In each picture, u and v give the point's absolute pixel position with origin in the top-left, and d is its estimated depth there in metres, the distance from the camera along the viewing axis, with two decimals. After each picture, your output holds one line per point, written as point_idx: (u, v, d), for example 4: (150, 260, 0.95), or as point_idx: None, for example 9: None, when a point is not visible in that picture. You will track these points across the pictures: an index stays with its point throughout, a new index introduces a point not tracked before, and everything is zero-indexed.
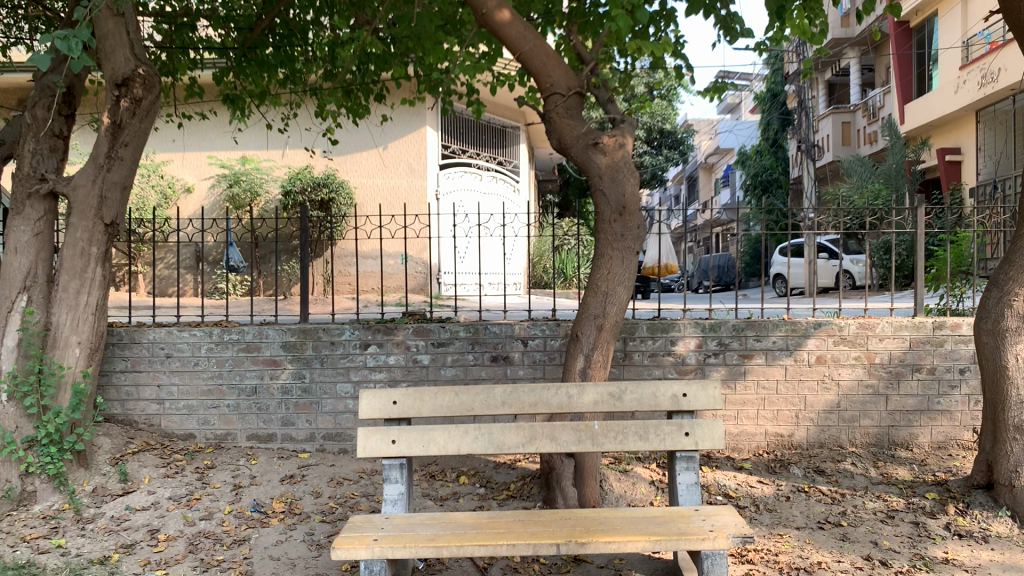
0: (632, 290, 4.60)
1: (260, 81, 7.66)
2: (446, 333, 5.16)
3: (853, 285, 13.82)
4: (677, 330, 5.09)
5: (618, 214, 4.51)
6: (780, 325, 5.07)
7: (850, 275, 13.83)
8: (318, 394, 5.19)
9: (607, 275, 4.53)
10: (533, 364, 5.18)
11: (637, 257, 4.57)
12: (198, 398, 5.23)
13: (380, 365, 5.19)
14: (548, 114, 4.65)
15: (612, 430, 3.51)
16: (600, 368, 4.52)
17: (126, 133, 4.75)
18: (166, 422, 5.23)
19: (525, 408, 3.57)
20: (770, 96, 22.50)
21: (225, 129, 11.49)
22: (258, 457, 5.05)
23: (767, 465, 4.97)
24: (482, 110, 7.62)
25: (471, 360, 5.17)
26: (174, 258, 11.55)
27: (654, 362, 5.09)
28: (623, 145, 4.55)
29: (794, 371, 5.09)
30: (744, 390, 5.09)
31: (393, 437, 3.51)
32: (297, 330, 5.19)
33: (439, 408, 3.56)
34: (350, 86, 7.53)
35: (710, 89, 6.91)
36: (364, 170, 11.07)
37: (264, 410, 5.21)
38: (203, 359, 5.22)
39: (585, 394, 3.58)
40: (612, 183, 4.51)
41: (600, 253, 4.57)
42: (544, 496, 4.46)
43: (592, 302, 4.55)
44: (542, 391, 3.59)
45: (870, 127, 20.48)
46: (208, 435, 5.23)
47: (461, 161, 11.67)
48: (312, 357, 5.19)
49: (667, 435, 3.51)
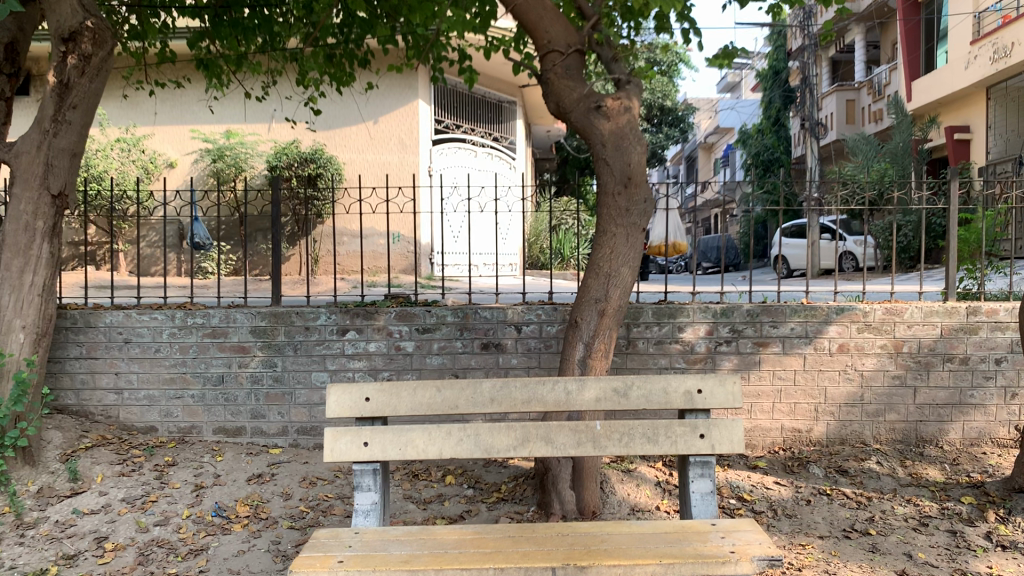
0: (638, 271, 4.12)
1: (237, 44, 7.18)
2: (432, 318, 4.70)
3: (857, 267, 13.36)
4: (685, 316, 4.63)
5: (622, 187, 4.04)
6: (798, 311, 4.61)
7: (853, 257, 13.36)
8: (290, 384, 4.73)
9: (609, 254, 4.06)
10: (527, 352, 4.72)
11: (644, 235, 4.09)
12: (159, 388, 4.77)
13: (359, 352, 4.72)
14: (545, 74, 4.19)
15: (617, 431, 3.06)
16: (601, 358, 4.06)
17: (74, 94, 4.25)
18: (125, 414, 4.77)
19: (518, 406, 3.11)
20: (773, 73, 21.97)
21: (198, 98, 10.99)
22: (224, 454, 4.59)
23: (784, 464, 4.54)
24: (475, 77, 7.15)
25: (459, 347, 4.71)
26: (157, 237, 11.05)
27: (660, 351, 4.63)
28: (628, 110, 4.08)
29: (814, 361, 4.64)
30: (759, 381, 4.64)
31: (364, 439, 3.06)
32: (267, 314, 4.72)
33: (418, 406, 3.10)
34: (332, 52, 7.08)
35: (719, 55, 6.42)
36: (353, 145, 10.56)
37: (232, 402, 4.75)
38: (165, 345, 4.76)
39: (586, 390, 3.12)
40: (616, 151, 4.03)
41: (602, 229, 4.10)
42: (538, 499, 4.01)
43: (593, 284, 4.08)
44: (537, 386, 3.13)
45: (875, 105, 19.94)
46: (171, 428, 4.77)
47: (455, 136, 11.16)
48: (284, 344, 4.73)
49: (679, 437, 3.06)
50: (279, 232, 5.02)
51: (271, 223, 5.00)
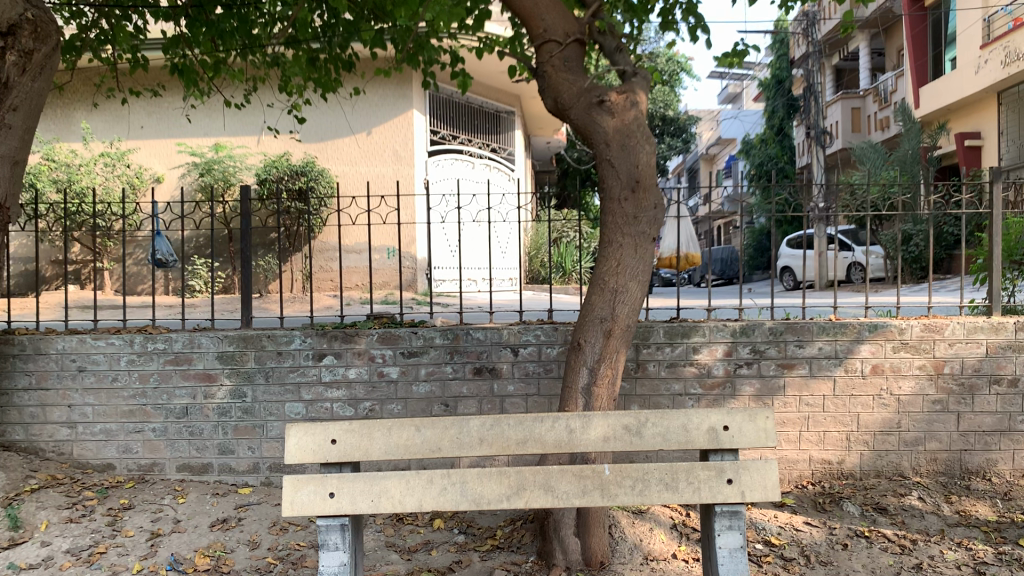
0: (647, 286, 3.63)
1: (214, 48, 6.73)
2: (419, 341, 4.23)
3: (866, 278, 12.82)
4: (700, 335, 4.16)
5: (630, 191, 3.56)
6: (826, 329, 4.14)
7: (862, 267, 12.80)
8: (262, 415, 4.26)
9: (615, 267, 3.57)
10: (525, 378, 4.24)
11: (654, 246, 3.61)
12: (117, 421, 4.29)
13: (337, 379, 4.24)
14: (541, 67, 3.75)
15: (629, 477, 2.59)
16: (608, 387, 3.56)
17: (14, 95, 3.78)
18: (79, 451, 4.29)
19: (511, 448, 2.63)
20: (776, 82, 21.58)
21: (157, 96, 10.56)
22: (188, 495, 4.11)
23: (814, 500, 4.05)
24: (468, 81, 6.70)
25: (449, 373, 4.24)
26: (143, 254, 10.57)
27: (673, 375, 4.16)
28: (635, 105, 3.62)
29: (844, 385, 4.16)
30: (784, 408, 4.17)
31: (330, 488, 2.59)
32: (236, 338, 4.25)
33: (393, 448, 2.62)
34: (315, 55, 6.64)
35: (728, 53, 5.99)
36: (345, 156, 10.09)
37: (197, 436, 4.27)
38: (123, 373, 4.28)
39: (592, 427, 2.64)
40: (622, 151, 3.56)
41: (607, 240, 3.62)
42: (539, 548, 3.52)
43: (597, 301, 3.58)
44: (533, 424, 2.65)
45: (882, 113, 19.51)
46: (130, 466, 4.30)
47: (451, 147, 10.69)
48: (254, 371, 4.25)
49: (703, 483, 2.59)
50: (250, 247, 4.54)
51: (240, 237, 4.54)
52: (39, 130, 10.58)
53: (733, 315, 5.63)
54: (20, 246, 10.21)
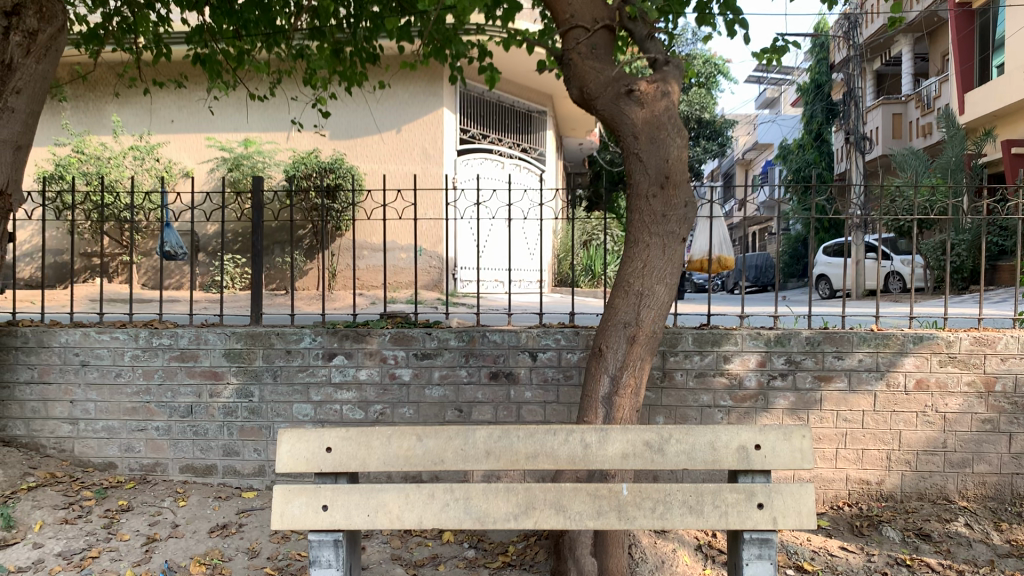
0: (676, 289, 3.38)
1: (238, 38, 6.57)
2: (433, 342, 4.04)
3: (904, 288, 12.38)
4: (731, 344, 3.91)
5: (658, 186, 3.32)
6: (867, 340, 3.87)
7: (900, 277, 12.36)
8: (268, 416, 4.07)
9: (642, 268, 3.33)
10: (543, 384, 4.02)
11: (683, 246, 3.36)
12: (120, 419, 4.13)
13: (348, 381, 4.05)
14: (567, 55, 3.53)
15: (649, 498, 2.37)
16: (631, 396, 3.31)
17: (17, 77, 3.65)
18: (80, 448, 4.15)
19: (519, 463, 2.42)
20: (816, 86, 21.14)
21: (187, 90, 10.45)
22: (189, 498, 3.95)
23: (851, 523, 3.78)
24: (497, 77, 6.47)
25: (463, 377, 4.03)
26: None
27: (702, 386, 3.92)
28: (666, 95, 3.38)
29: (886, 401, 3.88)
30: (820, 424, 3.90)
31: (324, 501, 2.40)
32: (243, 335, 4.07)
33: (393, 459, 2.42)
34: (340, 47, 6.46)
35: (767, 49, 5.73)
36: (373, 155, 9.87)
37: (202, 436, 4.10)
38: (127, 369, 4.12)
39: (609, 442, 2.42)
40: (651, 144, 3.33)
41: (633, 239, 3.38)
42: (553, 568, 3.29)
43: (621, 304, 3.34)
44: (545, 437, 2.43)
45: (924, 119, 18.98)
46: (132, 465, 4.14)
47: (481, 147, 10.48)
48: (261, 370, 4.08)
49: (731, 507, 2.36)
50: (262, 241, 4.37)
51: (252, 230, 4.37)
52: (69, 122, 10.51)
53: (768, 323, 5.36)
54: (48, 237, 10.14)
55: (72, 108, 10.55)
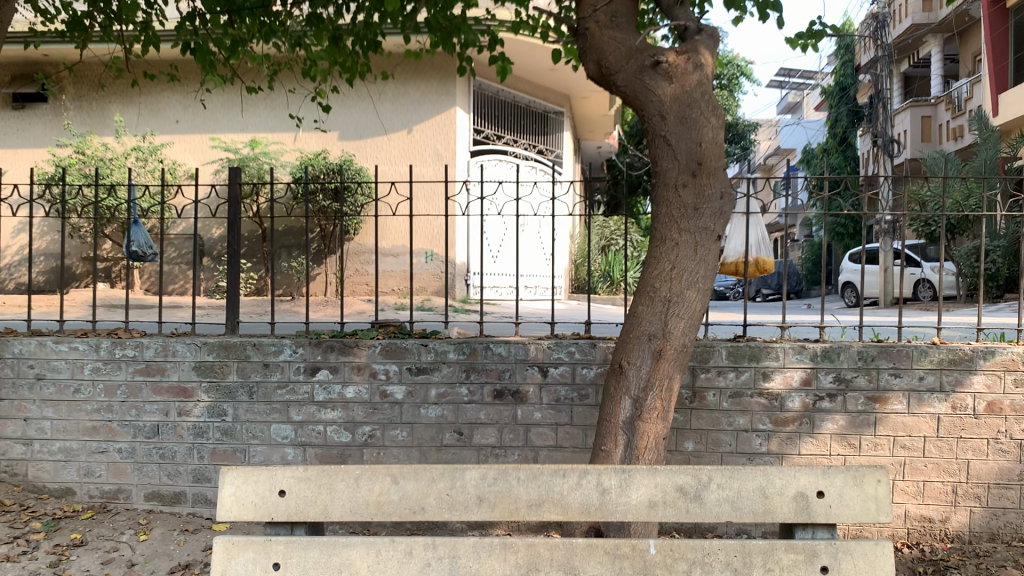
0: (710, 294, 2.88)
1: (232, 26, 6.05)
2: (430, 355, 3.55)
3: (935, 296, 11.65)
4: (772, 359, 3.41)
5: (690, 174, 2.83)
6: (929, 353, 3.35)
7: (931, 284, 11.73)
8: (243, 438, 3.61)
9: (669, 270, 2.83)
10: (555, 405, 3.53)
11: (718, 244, 2.86)
12: (79, 439, 3.67)
13: (332, 399, 3.58)
14: (582, 25, 3.04)
15: (683, 559, 1.87)
16: (657, 421, 2.81)
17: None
18: (34, 472, 3.69)
19: (520, 514, 1.93)
20: (841, 88, 20.54)
21: (187, 86, 9.63)
22: (151, 531, 3.48)
23: (913, 569, 3.24)
24: (509, 66, 5.95)
25: (464, 396, 3.55)
26: (175, 252, 9.54)
27: (737, 407, 3.43)
28: (699, 68, 2.87)
29: (951, 426, 3.37)
30: (874, 452, 3.39)
31: (275, 558, 1.92)
32: (215, 346, 3.61)
33: (360, 506, 1.95)
34: (339, 34, 5.92)
35: (803, 34, 5.21)
36: (382, 156, 9.21)
37: (170, 460, 3.64)
38: (86, 384, 3.67)
39: (633, 487, 1.92)
40: (680, 126, 2.83)
41: (660, 237, 2.88)
42: None
43: (645, 313, 2.84)
44: (552, 481, 1.94)
45: (955, 121, 18.28)
46: (92, 492, 3.68)
47: (496, 148, 9.98)
48: (235, 386, 3.61)
49: (787, 571, 1.86)
50: (237, 242, 3.96)
51: (227, 228, 4.00)
52: (71, 123, 9.73)
53: (810, 335, 4.83)
54: (53, 241, 9.48)
55: (74, 109, 9.78)
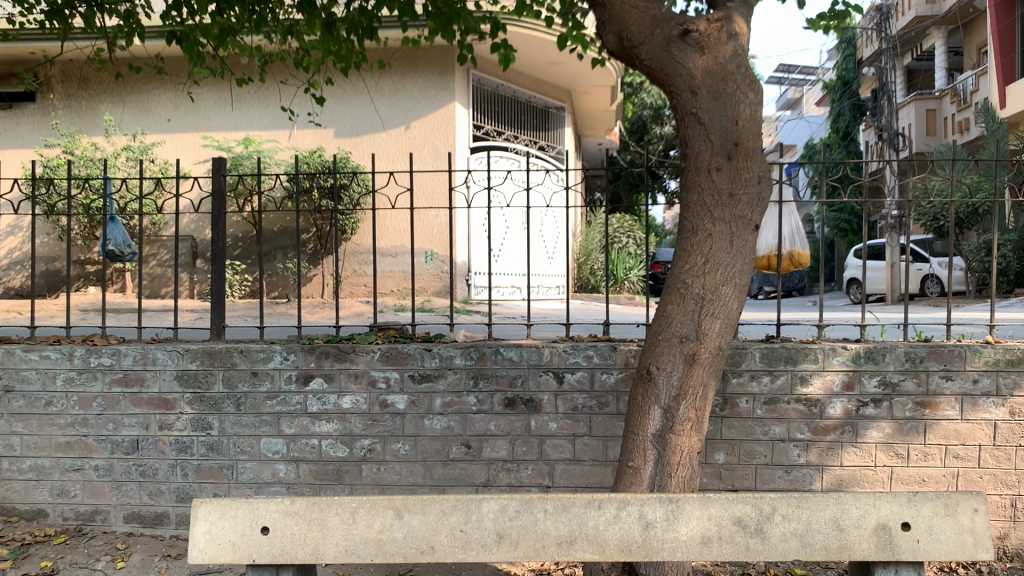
0: (747, 291, 2.57)
1: (221, 15, 5.68)
2: (434, 361, 3.25)
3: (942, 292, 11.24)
4: (810, 361, 3.18)
5: (724, 157, 2.52)
6: (981, 353, 3.13)
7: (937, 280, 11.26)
8: (230, 453, 3.30)
9: (703, 264, 2.52)
10: (571, 414, 3.23)
11: (755, 235, 2.56)
12: (51, 456, 3.36)
13: (328, 410, 3.28)
14: None
15: None
16: (690, 433, 2.50)
17: None
18: (4, 493, 3.39)
19: (547, 553, 1.79)
20: (844, 83, 20.25)
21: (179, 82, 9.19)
22: (130, 557, 3.17)
23: None
24: (512, 54, 5.63)
25: (471, 405, 3.24)
26: (170, 255, 9.14)
27: (773, 415, 3.20)
28: (734, 38, 2.56)
29: (1007, 433, 3.16)
30: (925, 463, 3.18)
31: None
32: (199, 354, 3.30)
33: (358, 545, 1.79)
34: (331, 21, 5.54)
35: (826, 15, 4.90)
36: (379, 153, 8.87)
37: (151, 478, 3.33)
38: (59, 396, 3.36)
39: (682, 519, 1.79)
40: (714, 103, 2.53)
41: (691, 227, 2.57)
42: None
43: (676, 312, 2.53)
44: (583, 514, 1.80)
45: (960, 114, 17.93)
46: (67, 514, 3.37)
47: (497, 144, 9.67)
48: (222, 398, 3.30)
49: None
50: (222, 241, 3.66)
51: (211, 224, 3.71)
52: (60, 124, 9.34)
53: (847, 334, 4.57)
54: (43, 244, 9.09)
55: (65, 108, 9.41)
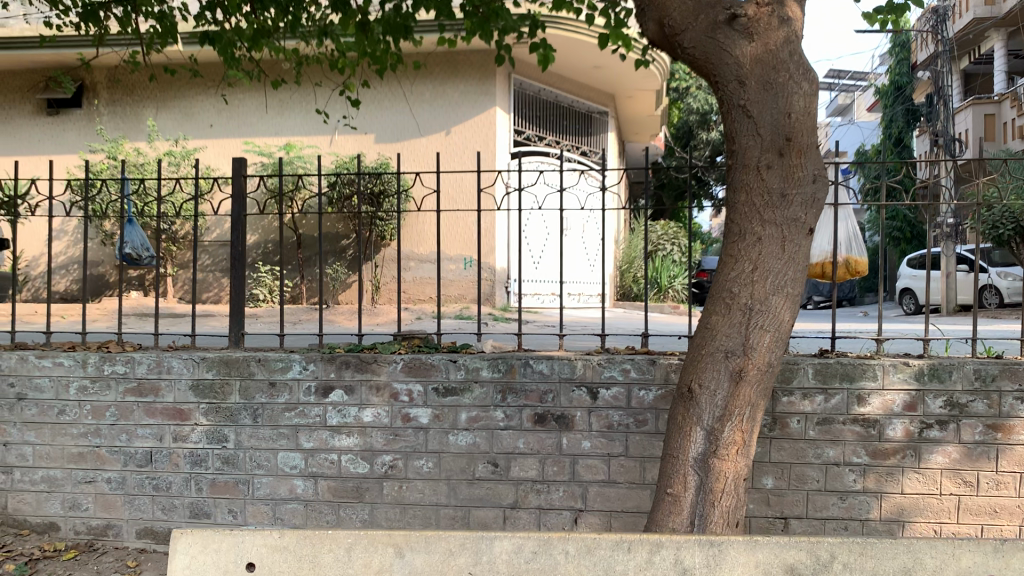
0: (800, 301, 2.33)
1: (256, 16, 5.54)
2: (460, 374, 3.05)
3: (1001, 303, 10.66)
4: (869, 379, 2.95)
5: (776, 153, 2.29)
6: None
7: (996, 290, 10.70)
8: (245, 467, 3.14)
9: (750, 271, 2.29)
10: (607, 433, 3.01)
11: (809, 239, 2.32)
12: (63, 468, 3.23)
13: (349, 424, 3.10)
14: None
15: None
16: (735, 457, 2.28)
17: None
18: (15, 505, 3.27)
19: None
20: (897, 88, 19.66)
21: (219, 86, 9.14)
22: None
23: None
24: (552, 55, 5.41)
25: (499, 420, 3.04)
26: (210, 260, 9.07)
27: (827, 437, 2.97)
28: (786, 22, 2.32)
29: None
30: (998, 492, 2.95)
31: None
32: (215, 363, 3.15)
33: None
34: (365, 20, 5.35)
35: (882, 9, 4.62)
36: (417, 157, 8.72)
37: (165, 492, 3.18)
38: (72, 405, 3.23)
39: (724, 564, 1.84)
40: (764, 94, 2.29)
41: (738, 231, 2.34)
42: None
43: (720, 324, 2.30)
44: (610, 559, 1.86)
45: (1021, 119, 17.24)
46: (79, 528, 3.24)
47: (538, 149, 9.48)
48: (238, 409, 3.15)
49: None
50: (242, 247, 3.52)
51: (230, 226, 3.57)
52: (104, 128, 9.36)
53: (909, 348, 4.28)
54: (86, 248, 9.08)
55: (109, 113, 9.43)
